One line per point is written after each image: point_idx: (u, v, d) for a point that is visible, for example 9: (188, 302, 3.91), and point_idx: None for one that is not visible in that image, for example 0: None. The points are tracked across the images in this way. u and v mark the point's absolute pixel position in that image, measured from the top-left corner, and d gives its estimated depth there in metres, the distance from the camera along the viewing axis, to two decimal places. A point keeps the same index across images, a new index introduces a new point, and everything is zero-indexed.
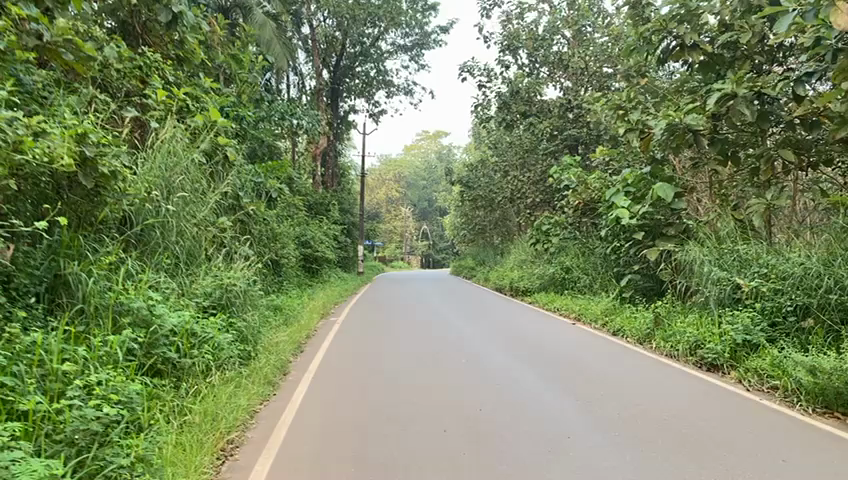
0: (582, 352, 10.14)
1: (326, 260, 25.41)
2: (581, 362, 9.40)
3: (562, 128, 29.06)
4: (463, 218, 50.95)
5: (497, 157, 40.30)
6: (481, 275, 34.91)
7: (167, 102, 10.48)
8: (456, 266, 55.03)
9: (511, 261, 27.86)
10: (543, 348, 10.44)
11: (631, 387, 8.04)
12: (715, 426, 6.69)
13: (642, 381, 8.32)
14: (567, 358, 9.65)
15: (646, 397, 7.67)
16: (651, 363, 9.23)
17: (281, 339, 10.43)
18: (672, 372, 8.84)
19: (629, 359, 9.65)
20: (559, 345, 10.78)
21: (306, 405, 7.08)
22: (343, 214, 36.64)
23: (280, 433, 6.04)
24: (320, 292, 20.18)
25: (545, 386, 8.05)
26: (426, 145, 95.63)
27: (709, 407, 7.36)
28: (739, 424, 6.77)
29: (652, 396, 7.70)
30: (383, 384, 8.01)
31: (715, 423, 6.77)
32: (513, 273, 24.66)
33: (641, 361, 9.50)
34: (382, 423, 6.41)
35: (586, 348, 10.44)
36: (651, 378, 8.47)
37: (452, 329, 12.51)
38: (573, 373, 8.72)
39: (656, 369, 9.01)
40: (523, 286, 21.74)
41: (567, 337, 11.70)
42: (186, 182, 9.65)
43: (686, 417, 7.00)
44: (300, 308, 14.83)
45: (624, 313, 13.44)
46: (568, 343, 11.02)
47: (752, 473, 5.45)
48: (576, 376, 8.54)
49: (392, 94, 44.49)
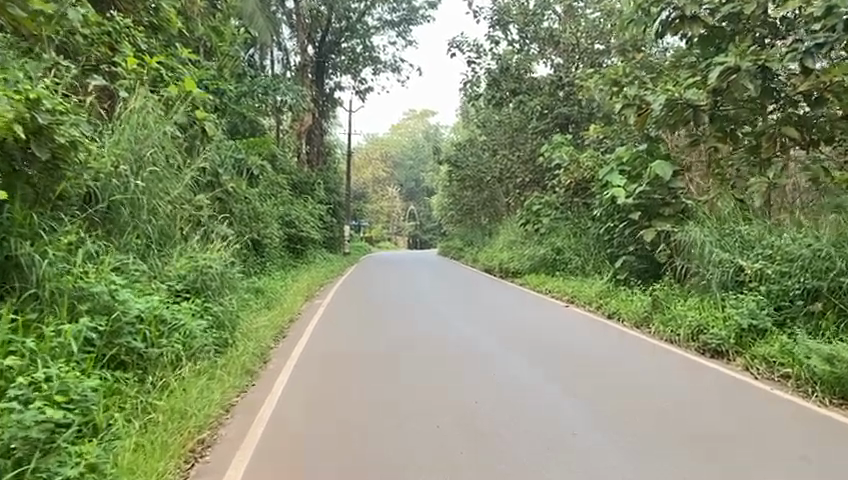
0: (580, 347, 9.70)
1: (312, 240, 24.82)
2: (579, 358, 8.96)
3: (553, 106, 28.49)
4: (451, 198, 50.40)
5: (486, 136, 39.67)
6: (469, 255, 34.45)
7: (139, 71, 9.79)
8: (444, 247, 54.59)
9: (500, 241, 27.41)
10: (540, 344, 10.00)
11: (635, 383, 7.60)
12: (725, 420, 6.25)
13: (644, 374, 7.88)
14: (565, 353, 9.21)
15: (651, 392, 7.23)
16: (652, 358, 8.81)
17: (261, 324, 9.85)
18: (675, 365, 8.42)
19: (630, 353, 9.21)
20: (555, 339, 10.34)
21: (288, 397, 6.56)
22: (329, 194, 35.95)
23: (259, 429, 5.52)
24: (305, 273, 19.59)
25: (544, 382, 7.59)
26: (413, 124, 94.64)
27: (716, 399, 6.93)
28: (750, 417, 6.34)
29: (657, 390, 7.28)
30: (371, 377, 7.53)
31: (724, 418, 6.34)
32: (502, 253, 24.20)
33: (643, 355, 9.07)
34: (370, 420, 5.92)
35: (583, 343, 10.01)
36: (654, 372, 8.04)
37: (444, 323, 12.04)
38: (573, 369, 8.28)
39: (658, 363, 8.58)
40: (513, 267, 21.30)
41: (562, 330, 11.28)
42: (159, 155, 8.96)
43: (694, 410, 6.56)
44: (283, 290, 14.25)
45: (620, 295, 12.99)
46: (565, 337, 10.59)
47: (774, 471, 5.00)
48: (576, 373, 8.09)
49: (379, 71, 43.64)
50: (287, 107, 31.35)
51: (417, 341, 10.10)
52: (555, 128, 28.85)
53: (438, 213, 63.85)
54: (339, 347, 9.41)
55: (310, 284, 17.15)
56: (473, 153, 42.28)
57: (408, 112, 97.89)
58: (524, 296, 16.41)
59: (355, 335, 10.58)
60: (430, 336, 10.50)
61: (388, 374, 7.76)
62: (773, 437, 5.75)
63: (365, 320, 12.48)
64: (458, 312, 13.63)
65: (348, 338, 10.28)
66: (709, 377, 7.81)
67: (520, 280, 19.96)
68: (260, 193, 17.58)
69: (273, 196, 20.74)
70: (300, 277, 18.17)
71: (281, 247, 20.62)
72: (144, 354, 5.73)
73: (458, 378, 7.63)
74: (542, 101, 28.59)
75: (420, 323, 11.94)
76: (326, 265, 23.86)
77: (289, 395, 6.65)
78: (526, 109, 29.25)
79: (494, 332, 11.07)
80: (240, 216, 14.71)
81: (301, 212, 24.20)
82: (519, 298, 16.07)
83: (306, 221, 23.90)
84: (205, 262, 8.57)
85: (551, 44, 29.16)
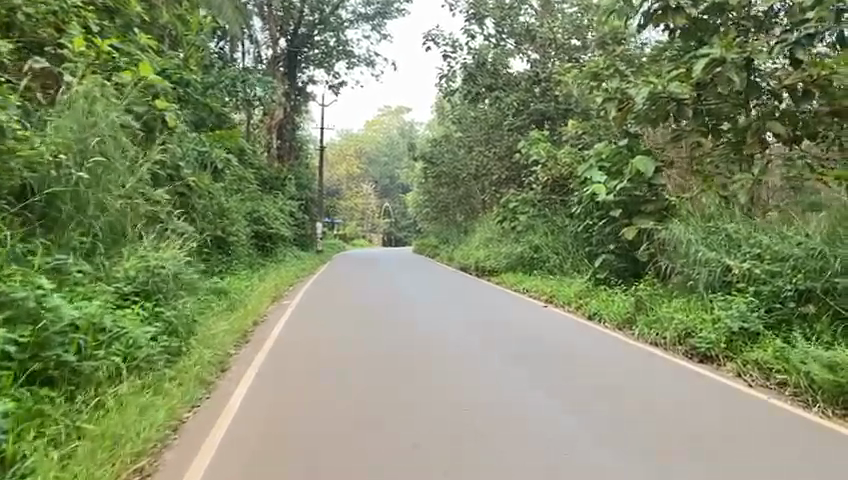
0: (561, 347, 9.35)
1: (282, 238, 24.03)
2: (561, 358, 8.61)
3: (529, 102, 28.07)
4: (426, 195, 49.79)
5: (461, 133, 39.17)
6: (443, 253, 33.90)
7: (88, 54, 9.03)
8: (418, 245, 53.98)
9: (476, 239, 26.89)
10: (519, 343, 9.64)
11: (620, 384, 7.25)
12: (711, 424, 5.93)
13: (624, 377, 7.56)
14: (546, 353, 8.85)
15: (637, 395, 6.88)
16: (637, 357, 8.49)
17: (222, 329, 9.16)
18: (660, 365, 8.10)
19: (613, 353, 8.88)
20: (535, 339, 9.99)
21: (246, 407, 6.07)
22: (301, 190, 35.12)
23: (212, 445, 5.02)
24: (273, 272, 18.86)
25: (526, 385, 7.22)
26: (388, 121, 93.81)
27: (700, 402, 6.62)
28: (737, 421, 6.04)
29: (640, 392, 6.96)
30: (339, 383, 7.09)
31: (710, 422, 6.02)
32: (478, 251, 23.71)
33: (626, 354, 8.75)
34: (339, 431, 5.48)
35: (564, 342, 9.67)
36: (639, 373, 7.70)
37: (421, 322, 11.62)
38: (554, 370, 7.93)
39: (642, 362, 8.26)
40: (490, 265, 20.80)
41: (542, 329, 10.93)
42: (111, 144, 8.22)
43: (678, 413, 6.23)
44: (249, 291, 13.55)
45: (600, 295, 12.54)
46: (545, 335, 10.25)
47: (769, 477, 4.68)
48: (558, 374, 7.73)
49: (353, 65, 42.85)
50: (258, 100, 30.48)
51: (392, 342, 9.68)
52: (531, 125, 28.43)
53: (412, 210, 63.23)
54: (310, 349, 8.95)
55: (279, 283, 16.47)
56: (448, 150, 41.75)
57: (382, 108, 97.05)
58: (500, 295, 15.93)
59: (327, 336, 10.12)
60: (406, 336, 10.09)
61: (361, 378, 7.32)
62: (762, 441, 5.46)
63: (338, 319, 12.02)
64: (435, 311, 13.22)
65: (320, 339, 9.81)
66: (697, 378, 7.49)
67: (496, 279, 19.47)
68: (226, 188, 16.84)
69: (241, 192, 19.99)
70: (269, 276, 17.47)
71: (250, 245, 19.86)
72: (75, 364, 5.12)
73: (435, 383, 7.22)
74: (519, 97, 28.13)
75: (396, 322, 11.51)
76: (297, 263, 23.13)
77: (253, 404, 6.17)
78: (502, 105, 28.79)
79: (472, 332, 10.69)
80: (203, 212, 13.98)
81: (271, 209, 23.43)
82: (496, 296, 15.69)
83: (276, 218, 23.12)
84: (160, 261, 7.92)
85: (528, 39, 28.72)
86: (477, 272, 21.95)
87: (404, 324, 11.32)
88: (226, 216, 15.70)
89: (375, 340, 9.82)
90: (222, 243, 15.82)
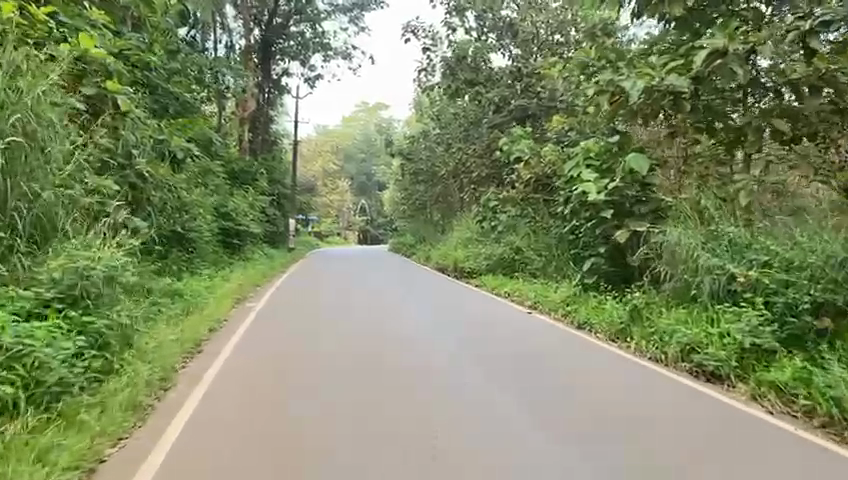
0: (533, 348, 9.31)
1: (251, 235, 22.84)
2: (533, 360, 8.58)
3: (511, 99, 27.19)
4: (403, 193, 48.74)
5: (440, 130, 38.24)
6: (420, 253, 32.90)
7: (14, 22, 7.87)
8: (395, 244, 52.90)
9: (454, 239, 25.93)
10: (491, 344, 9.60)
11: (592, 384, 7.22)
12: (688, 419, 6.05)
13: (598, 375, 7.66)
14: (518, 355, 8.81)
15: (609, 396, 6.83)
16: (609, 359, 8.46)
17: (169, 339, 8.09)
18: (632, 367, 8.06)
19: (585, 354, 8.84)
20: (508, 339, 9.94)
21: (224, 409, 6.01)
22: (272, 185, 33.85)
23: (193, 448, 4.96)
24: (239, 271, 17.74)
25: (498, 386, 7.17)
26: (365, 118, 92.52)
27: (674, 399, 6.71)
28: (713, 416, 6.13)
29: (614, 389, 7.07)
30: (315, 384, 7.07)
31: (686, 416, 6.12)
32: (456, 252, 22.79)
33: (598, 357, 8.71)
34: (322, 433, 5.48)
35: (537, 343, 9.63)
36: (611, 375, 7.65)
37: (393, 322, 11.52)
38: (526, 371, 7.89)
39: (615, 364, 8.22)
40: (469, 267, 19.90)
41: (515, 329, 10.86)
42: (38, 127, 7.10)
43: (654, 409, 6.32)
44: (209, 293, 12.49)
45: (587, 302, 11.71)
46: (517, 336, 10.20)
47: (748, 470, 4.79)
48: (529, 375, 7.68)
49: (330, 58, 41.63)
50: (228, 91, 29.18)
51: (363, 342, 9.58)
52: (513, 122, 27.55)
53: (389, 208, 62.14)
54: (282, 350, 8.89)
55: (244, 283, 15.38)
56: (426, 147, 40.74)
57: (360, 104, 95.70)
58: (481, 298, 15.10)
59: (298, 336, 9.96)
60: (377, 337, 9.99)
61: (331, 381, 7.20)
62: (739, 434, 5.58)
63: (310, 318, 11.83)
64: (408, 310, 13.07)
65: (290, 337, 9.66)
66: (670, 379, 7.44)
67: (475, 281, 18.59)
68: (189, 181, 15.72)
69: (206, 186, 18.84)
70: (233, 275, 16.37)
71: (216, 241, 18.73)
72: None
73: (405, 386, 7.12)
74: (501, 93, 27.22)
75: (368, 322, 11.39)
76: (266, 261, 22.00)
77: (217, 409, 5.99)
78: (483, 102, 27.88)
79: (445, 331, 10.63)
80: (160, 206, 12.86)
81: (240, 204, 22.25)
82: (472, 297, 15.29)
83: (245, 215, 21.95)
84: (96, 261, 6.87)
85: (511, 33, 27.83)
86: (455, 273, 21.01)
87: (377, 324, 11.18)
88: (187, 211, 14.54)
89: (349, 339, 9.79)
90: (182, 239, 14.69)
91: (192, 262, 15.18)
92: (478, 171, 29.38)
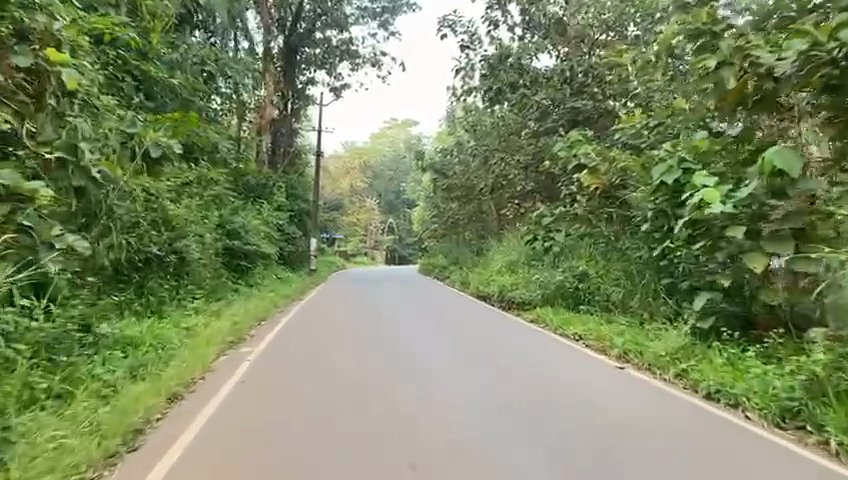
0: (533, 365, 9.66)
1: (264, 256, 19.80)
2: (532, 376, 8.97)
3: (561, 102, 23.95)
4: (435, 210, 45.53)
5: (475, 141, 35.05)
6: (455, 277, 29.50)
7: None
8: (426, 264, 49.52)
9: (497, 261, 22.55)
10: (493, 361, 9.95)
11: (580, 403, 7.43)
12: (662, 432, 6.23)
13: (591, 395, 7.86)
14: (516, 372, 9.19)
15: (600, 409, 7.19)
16: (606, 377, 8.71)
17: (76, 439, 5.09)
18: (628, 384, 8.32)
19: (583, 373, 9.10)
20: (512, 359, 10.05)
21: (219, 419, 6.39)
22: (293, 201, 30.92)
23: (178, 455, 5.32)
24: (244, 302, 14.67)
25: (489, 398, 7.64)
26: (394, 134, 90.09)
27: (659, 416, 6.85)
28: (688, 432, 6.25)
29: (600, 407, 7.28)
30: (310, 397, 7.46)
31: (661, 431, 6.29)
32: (502, 277, 19.43)
33: (596, 375, 8.98)
34: (305, 442, 5.84)
35: (539, 362, 9.92)
36: (602, 392, 7.97)
37: (402, 342, 11.85)
38: (519, 385, 8.30)
39: (612, 382, 8.48)
40: (518, 296, 16.50)
41: (522, 350, 11.04)
42: None
43: (634, 425, 6.51)
44: (189, 337, 9.38)
45: (711, 357, 8.35)
46: (521, 355, 10.48)
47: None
48: (524, 390, 8.06)
49: (358, 66, 38.81)
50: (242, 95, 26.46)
51: (371, 359, 9.96)
52: (563, 128, 24.28)
53: (418, 227, 58.86)
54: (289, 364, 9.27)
55: (245, 317, 12.29)
56: (459, 160, 37.51)
57: (389, 120, 93.23)
58: (534, 338, 12.37)
59: (308, 354, 10.25)
60: (386, 358, 10.13)
61: (329, 395, 7.59)
62: (708, 449, 5.72)
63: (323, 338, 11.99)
64: (420, 331, 13.31)
65: (298, 356, 9.97)
66: (660, 396, 7.69)
67: (528, 315, 15.24)
68: (175, 192, 12.81)
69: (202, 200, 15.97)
70: (233, 308, 13.33)
71: (215, 264, 15.77)
72: None
73: (403, 398, 7.58)
74: (548, 96, 23.99)
75: (378, 341, 11.76)
76: (281, 286, 18.96)
77: (227, 418, 6.46)
78: (528, 106, 24.70)
79: (453, 351, 10.94)
80: (127, 222, 9.92)
81: (250, 221, 19.31)
82: (491, 322, 14.78)
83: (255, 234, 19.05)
84: None
85: (558, 30, 24.73)
86: (499, 304, 17.66)
87: (387, 347, 11.23)
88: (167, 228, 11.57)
89: (356, 358, 10.05)
90: (165, 264, 11.75)
91: (179, 292, 12.18)
92: (522, 184, 26.10)
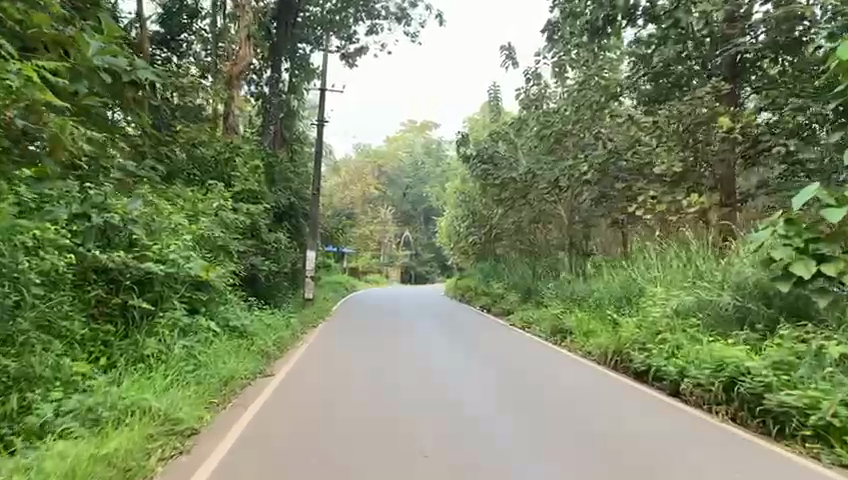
0: (572, 402, 8.79)
1: (198, 288, 9.58)
2: (553, 399, 8.88)
3: (717, 34, 15.45)
4: (475, 219, 35.24)
5: (544, 122, 24.97)
6: (523, 316, 19.31)
7: None
8: (460, 288, 39.28)
9: (637, 303, 12.25)
10: (528, 395, 9.20)
11: (598, 424, 7.42)
12: (676, 452, 6.26)
13: (612, 416, 7.82)
14: (552, 405, 8.49)
15: (617, 430, 7.17)
16: (636, 405, 8.36)
17: None
18: (672, 422, 7.46)
19: (631, 413, 8.05)
20: (537, 387, 9.73)
21: (243, 429, 6.48)
22: (280, 197, 20.72)
23: (208, 459, 5.41)
24: (45, 458, 4.50)
25: (511, 423, 7.49)
26: (412, 137, 80.90)
27: (679, 437, 6.78)
28: (707, 453, 6.21)
29: (616, 428, 7.26)
30: (331, 410, 7.60)
31: (673, 451, 6.29)
32: (690, 339, 9.22)
33: (639, 407, 8.22)
34: (326, 450, 5.98)
35: (569, 392, 9.35)
36: (638, 423, 7.44)
37: (428, 373, 10.84)
38: (542, 420, 7.69)
39: (657, 420, 7.58)
40: (825, 410, 6.13)
41: (557, 383, 10.05)
42: None
43: (650, 446, 6.50)
44: None
45: None
46: (550, 386, 9.76)
47: None
48: (550, 420, 7.64)
49: (381, 27, 28.67)
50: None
51: (395, 382, 9.78)
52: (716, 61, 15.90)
53: (447, 241, 48.76)
54: (311, 382, 9.18)
55: None
56: (513, 150, 27.56)
57: (407, 122, 83.43)
58: (599, 379, 10.17)
59: (332, 372, 10.13)
60: (410, 381, 9.97)
61: (349, 410, 7.72)
62: (721, 470, 5.67)
63: (347, 360, 11.58)
64: (451, 362, 12.18)
65: (321, 374, 9.85)
66: (721, 440, 6.64)
67: None
68: None
69: None
70: None
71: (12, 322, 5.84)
72: None
73: (418, 427, 7.12)
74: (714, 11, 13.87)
75: (401, 372, 10.83)
76: (227, 348, 9.10)
77: (250, 427, 6.59)
78: None
79: (477, 383, 10.09)
80: None
81: (159, 220, 9.32)
82: (535, 360, 12.57)
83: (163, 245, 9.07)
84: None
85: None
86: (719, 411, 7.63)
87: (415, 372, 10.83)
88: None
89: (379, 379, 9.93)
90: None
91: None
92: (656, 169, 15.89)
